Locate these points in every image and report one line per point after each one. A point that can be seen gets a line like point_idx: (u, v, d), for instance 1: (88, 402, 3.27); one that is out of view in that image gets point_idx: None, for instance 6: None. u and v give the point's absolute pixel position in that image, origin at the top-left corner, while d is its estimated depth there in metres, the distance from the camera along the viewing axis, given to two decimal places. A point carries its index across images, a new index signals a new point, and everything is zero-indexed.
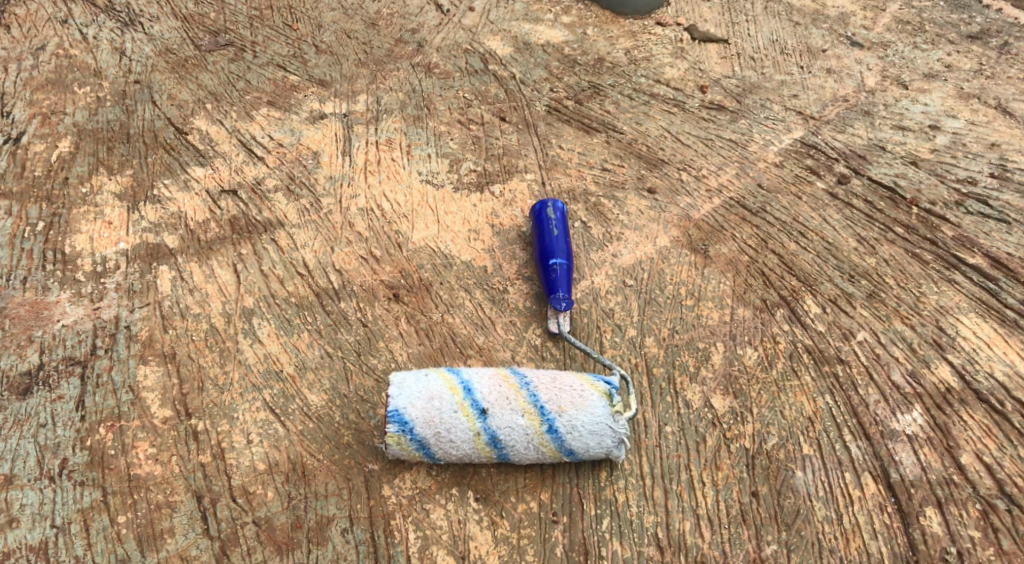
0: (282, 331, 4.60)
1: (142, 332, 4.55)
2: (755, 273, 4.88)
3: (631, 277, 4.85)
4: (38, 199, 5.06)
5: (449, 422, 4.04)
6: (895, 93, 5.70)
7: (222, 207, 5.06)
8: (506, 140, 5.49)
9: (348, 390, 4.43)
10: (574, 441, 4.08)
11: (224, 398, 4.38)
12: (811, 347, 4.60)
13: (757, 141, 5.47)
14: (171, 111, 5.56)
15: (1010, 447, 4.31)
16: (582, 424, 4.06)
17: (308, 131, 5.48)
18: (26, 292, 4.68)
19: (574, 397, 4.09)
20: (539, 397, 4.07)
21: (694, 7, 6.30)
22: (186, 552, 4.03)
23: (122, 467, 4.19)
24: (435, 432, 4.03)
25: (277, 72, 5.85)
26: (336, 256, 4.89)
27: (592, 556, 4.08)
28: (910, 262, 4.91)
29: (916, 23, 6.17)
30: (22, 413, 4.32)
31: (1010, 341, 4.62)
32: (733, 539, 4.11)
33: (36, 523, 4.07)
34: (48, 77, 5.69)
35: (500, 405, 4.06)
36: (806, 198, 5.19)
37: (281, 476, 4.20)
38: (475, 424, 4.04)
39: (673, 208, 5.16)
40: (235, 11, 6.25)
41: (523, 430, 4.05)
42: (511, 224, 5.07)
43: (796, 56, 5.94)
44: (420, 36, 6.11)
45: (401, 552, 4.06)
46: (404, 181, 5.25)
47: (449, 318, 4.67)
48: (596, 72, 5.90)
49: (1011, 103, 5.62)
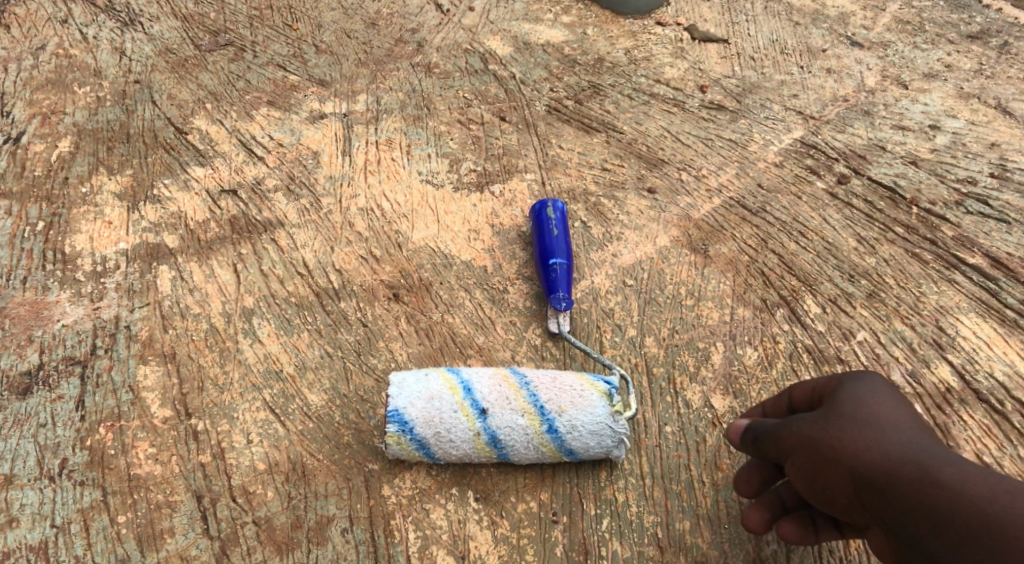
0: (282, 331, 4.60)
1: (142, 332, 4.56)
2: (756, 274, 4.88)
3: (631, 277, 4.85)
4: (38, 199, 5.05)
5: (450, 422, 4.04)
6: (895, 93, 5.70)
7: (223, 207, 5.06)
8: (507, 139, 5.49)
9: (348, 390, 4.43)
10: (575, 442, 4.08)
11: (224, 398, 4.38)
12: (811, 347, 4.60)
13: (757, 141, 5.47)
14: (171, 111, 5.56)
15: (1011, 447, 4.31)
16: (582, 424, 4.06)
17: (308, 131, 5.48)
18: (26, 292, 4.68)
19: (574, 397, 4.08)
20: (539, 397, 4.07)
21: (693, 6, 6.31)
22: (185, 552, 4.02)
23: (122, 467, 4.19)
24: (435, 432, 4.03)
25: (277, 72, 5.85)
26: (336, 256, 4.89)
27: (592, 556, 4.08)
28: (910, 262, 4.91)
29: (916, 23, 6.17)
30: (22, 413, 4.31)
31: (1011, 341, 4.62)
32: (733, 539, 4.11)
33: (36, 523, 4.06)
34: (48, 77, 5.69)
35: (500, 405, 4.06)
36: (806, 198, 5.19)
37: (281, 476, 4.19)
38: (474, 423, 4.05)
39: (673, 208, 5.15)
40: (235, 10, 6.26)
41: (524, 430, 4.05)
42: (512, 224, 5.07)
43: (796, 56, 5.95)
44: (420, 36, 6.11)
45: (401, 552, 4.05)
46: (404, 181, 5.25)
47: (449, 318, 4.67)
48: (596, 72, 5.90)
49: (1011, 103, 5.62)
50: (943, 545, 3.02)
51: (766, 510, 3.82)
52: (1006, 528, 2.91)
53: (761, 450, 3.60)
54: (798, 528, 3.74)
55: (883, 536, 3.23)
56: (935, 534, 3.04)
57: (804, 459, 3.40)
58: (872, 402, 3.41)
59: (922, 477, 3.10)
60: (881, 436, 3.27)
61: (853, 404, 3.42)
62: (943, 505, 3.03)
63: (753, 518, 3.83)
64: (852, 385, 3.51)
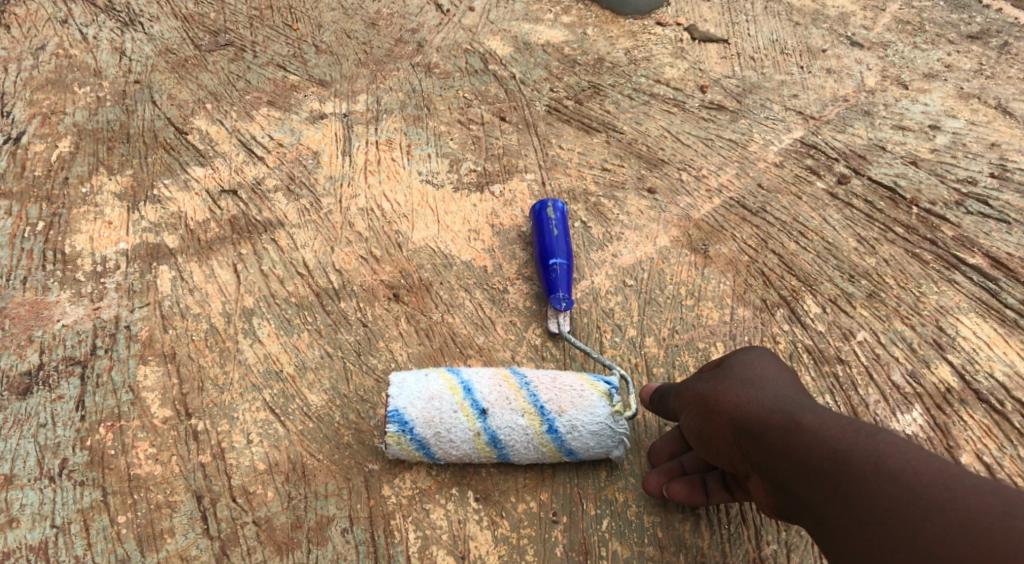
0: (282, 331, 4.60)
1: (142, 332, 4.55)
2: (756, 273, 4.87)
3: (631, 277, 4.85)
4: (38, 199, 5.05)
5: (450, 422, 4.03)
6: (895, 93, 5.70)
7: (223, 207, 5.06)
8: (507, 139, 5.49)
9: (348, 390, 4.43)
10: (574, 441, 4.08)
11: (224, 398, 4.38)
12: (811, 347, 4.60)
13: (757, 141, 5.48)
14: (171, 111, 5.56)
15: (1011, 447, 4.31)
16: (582, 424, 4.06)
17: (308, 131, 5.48)
18: (26, 292, 4.68)
19: (574, 397, 4.08)
20: (539, 397, 4.07)
21: (693, 6, 6.31)
22: (185, 552, 4.02)
23: (122, 467, 4.19)
24: (435, 432, 4.03)
25: (277, 72, 5.85)
26: (336, 256, 4.89)
27: (592, 556, 4.08)
28: (910, 262, 4.91)
29: (916, 23, 6.17)
30: (22, 413, 4.31)
31: (1011, 341, 4.62)
32: (733, 539, 4.12)
33: (36, 523, 4.06)
34: (48, 77, 5.69)
35: (500, 405, 4.06)
36: (806, 198, 5.19)
37: (281, 476, 4.19)
38: (474, 423, 4.04)
39: (673, 208, 5.15)
40: (235, 10, 6.26)
41: (524, 430, 4.05)
42: (512, 224, 5.07)
43: (796, 56, 5.95)
44: (420, 36, 6.11)
45: (401, 552, 4.05)
46: (404, 181, 5.25)
47: (449, 318, 4.67)
48: (596, 72, 5.90)
49: (1011, 103, 5.62)
50: (803, 485, 3.24)
51: (664, 474, 4.11)
52: (847, 462, 3.13)
53: (665, 412, 3.96)
54: (688, 488, 4.01)
55: (759, 482, 3.46)
56: (795, 473, 3.26)
57: (696, 414, 3.71)
58: (756, 364, 3.69)
59: (788, 423, 3.35)
60: (760, 391, 3.54)
61: (741, 366, 3.69)
62: (800, 444, 3.27)
63: (650, 480, 4.11)
64: (743, 351, 3.78)
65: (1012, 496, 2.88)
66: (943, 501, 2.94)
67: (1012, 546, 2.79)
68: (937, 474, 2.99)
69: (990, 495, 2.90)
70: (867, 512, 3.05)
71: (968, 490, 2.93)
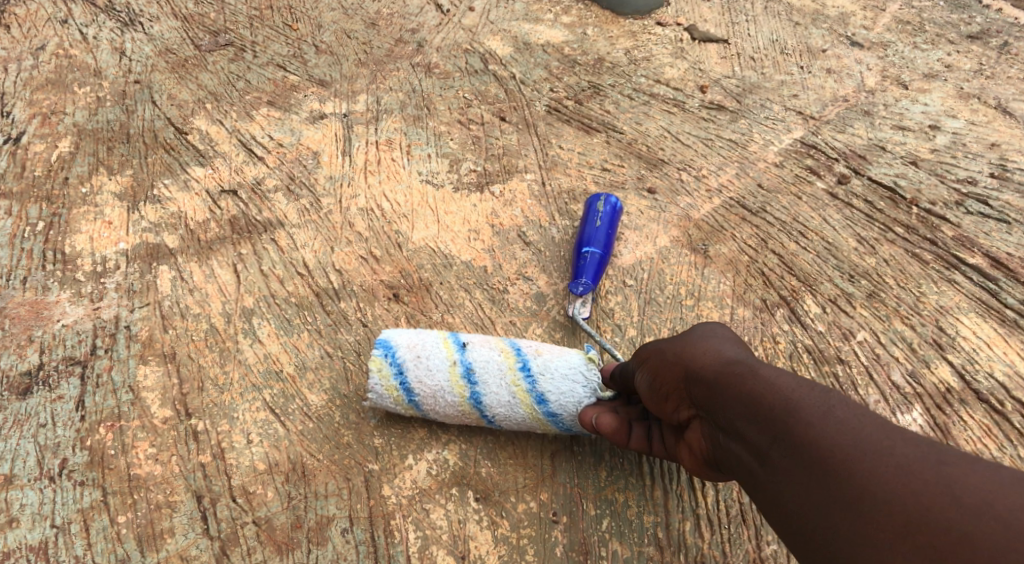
0: (282, 331, 4.60)
1: (142, 332, 4.56)
2: (756, 274, 4.87)
3: (631, 276, 4.85)
4: (38, 199, 5.05)
5: (430, 349, 4.15)
6: (895, 93, 5.70)
7: (223, 207, 5.06)
8: (507, 139, 5.49)
9: (348, 390, 4.44)
10: (546, 384, 4.07)
11: (224, 398, 4.38)
12: (811, 347, 4.60)
13: (757, 141, 5.48)
14: (171, 111, 5.56)
15: (1011, 447, 4.31)
16: (556, 367, 4.10)
17: (308, 131, 5.48)
18: (26, 292, 4.68)
19: (552, 347, 4.20)
20: (518, 343, 4.21)
21: (693, 6, 6.32)
22: (186, 552, 4.02)
23: (122, 467, 4.19)
24: (415, 356, 4.13)
25: (277, 72, 5.85)
26: (336, 256, 4.89)
27: (592, 556, 4.07)
28: (910, 262, 4.91)
29: (915, 23, 6.17)
30: (22, 413, 4.31)
31: (1011, 341, 4.62)
32: (733, 539, 4.12)
33: (36, 523, 4.05)
34: (48, 77, 5.69)
35: (481, 343, 4.19)
36: (806, 198, 5.19)
37: (281, 476, 4.19)
38: (452, 354, 4.14)
39: (673, 208, 5.15)
40: (235, 11, 6.26)
41: (499, 366, 4.11)
42: (512, 224, 5.07)
43: (796, 56, 5.95)
44: (420, 36, 6.12)
45: (401, 552, 4.04)
46: (404, 181, 5.25)
47: (449, 318, 4.67)
48: (596, 72, 5.90)
49: (1011, 103, 5.62)
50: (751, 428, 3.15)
51: (601, 407, 4.04)
52: (794, 406, 3.04)
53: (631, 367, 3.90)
54: (615, 424, 3.94)
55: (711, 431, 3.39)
56: (742, 415, 3.20)
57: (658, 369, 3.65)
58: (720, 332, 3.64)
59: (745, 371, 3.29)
60: (721, 349, 3.49)
61: (705, 331, 3.66)
62: (752, 389, 3.20)
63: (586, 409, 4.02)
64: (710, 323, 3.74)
65: (948, 451, 2.76)
66: (878, 446, 2.82)
67: (939, 496, 2.68)
68: (879, 425, 2.88)
69: (926, 448, 2.78)
70: (800, 457, 2.95)
71: (906, 442, 2.81)
